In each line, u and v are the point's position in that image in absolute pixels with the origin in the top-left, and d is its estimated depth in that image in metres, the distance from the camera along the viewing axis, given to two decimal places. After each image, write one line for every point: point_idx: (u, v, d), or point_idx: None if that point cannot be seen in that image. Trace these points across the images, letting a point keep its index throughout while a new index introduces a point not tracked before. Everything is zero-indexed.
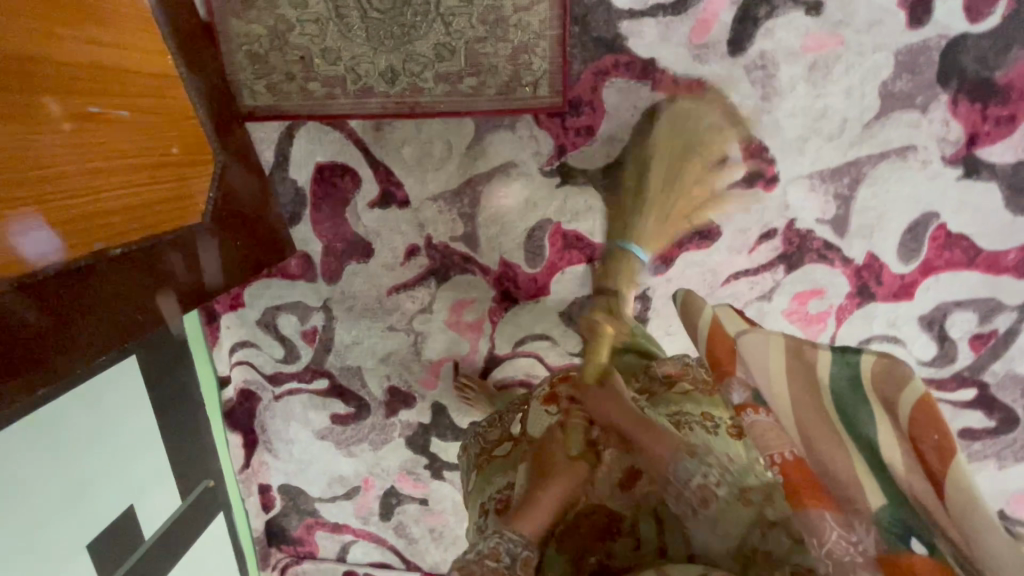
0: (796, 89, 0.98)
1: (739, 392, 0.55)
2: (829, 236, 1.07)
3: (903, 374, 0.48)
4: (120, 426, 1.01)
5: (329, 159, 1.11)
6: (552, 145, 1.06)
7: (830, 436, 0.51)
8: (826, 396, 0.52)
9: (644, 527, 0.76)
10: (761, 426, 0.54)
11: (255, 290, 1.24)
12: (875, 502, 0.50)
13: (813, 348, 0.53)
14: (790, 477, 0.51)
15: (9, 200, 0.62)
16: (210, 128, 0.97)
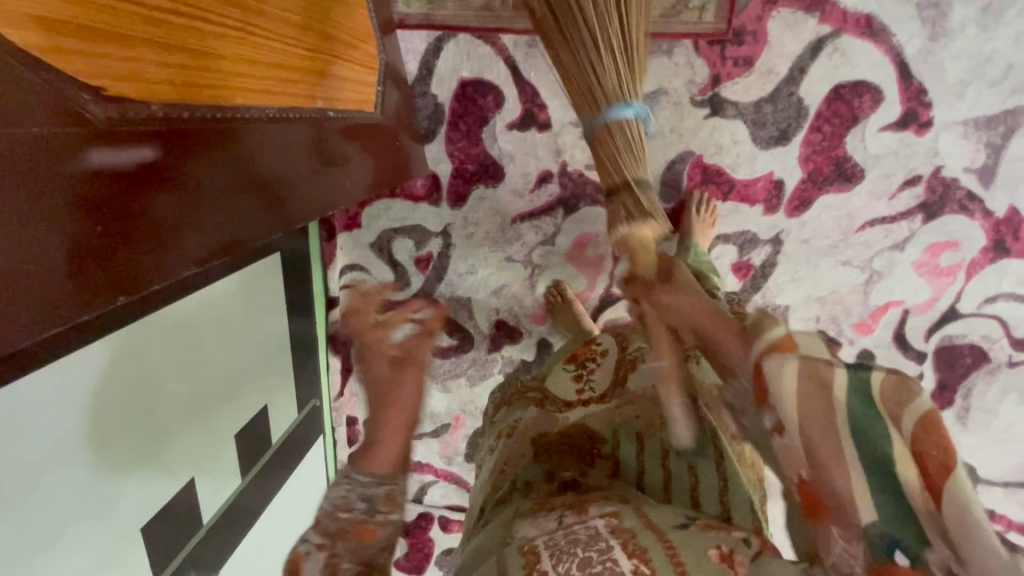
0: (966, 31, 0.98)
1: (772, 416, 0.55)
2: (974, 186, 1.07)
3: (908, 394, 0.47)
4: (259, 325, 1.01)
5: (475, 75, 1.09)
6: (708, 74, 1.05)
7: (835, 451, 0.50)
8: (841, 416, 0.50)
9: (624, 450, 0.85)
10: (787, 448, 0.54)
11: (375, 210, 1.23)
12: (868, 518, 0.50)
13: (828, 368, 0.50)
14: (805, 490, 0.55)
15: (250, 27, 0.55)
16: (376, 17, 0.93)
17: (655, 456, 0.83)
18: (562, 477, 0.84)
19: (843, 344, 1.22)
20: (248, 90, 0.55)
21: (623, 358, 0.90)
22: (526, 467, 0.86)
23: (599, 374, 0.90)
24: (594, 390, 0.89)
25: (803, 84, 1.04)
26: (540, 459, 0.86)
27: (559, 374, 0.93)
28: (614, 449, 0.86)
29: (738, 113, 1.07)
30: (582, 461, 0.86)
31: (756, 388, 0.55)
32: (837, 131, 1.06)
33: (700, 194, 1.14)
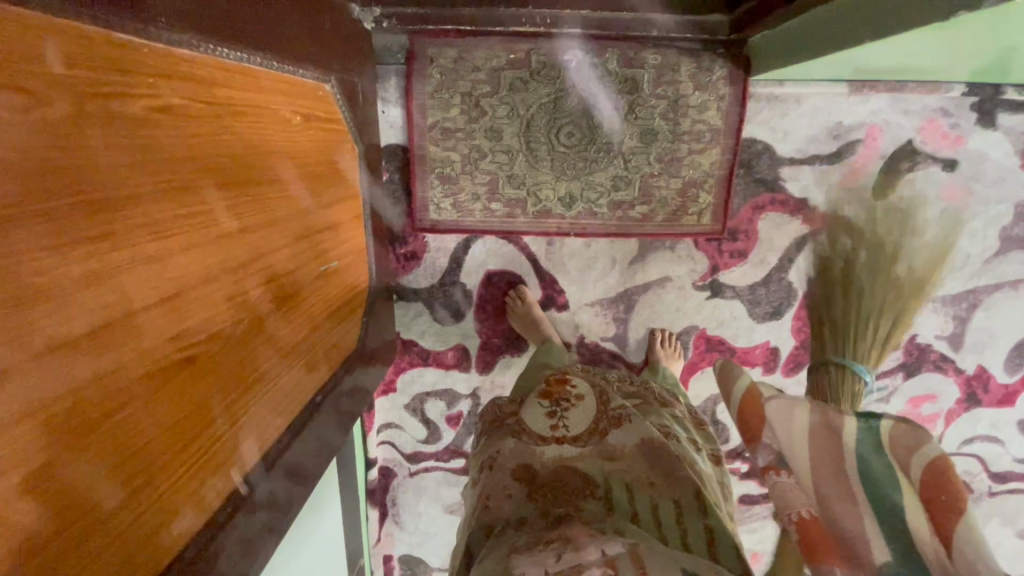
0: (928, 230, 1.13)
1: (764, 454, 0.61)
2: (946, 350, 1.22)
3: (922, 439, 0.52)
4: (324, 524, 1.12)
5: (500, 266, 1.23)
6: (707, 264, 1.19)
7: (845, 498, 0.54)
8: (847, 460, 0.55)
9: (614, 494, 0.84)
10: (783, 487, 0.58)
11: (408, 378, 1.33)
12: (880, 557, 0.51)
13: (838, 414, 0.57)
14: (808, 526, 0.55)
15: (186, 418, 0.56)
16: (373, 246, 1.13)
17: (647, 505, 0.83)
18: (555, 512, 0.81)
19: None
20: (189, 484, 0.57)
21: (604, 412, 0.92)
22: (516, 506, 0.84)
23: (574, 415, 0.92)
24: (568, 429, 0.91)
25: (791, 271, 1.19)
26: (534, 497, 0.84)
27: (533, 409, 0.94)
28: (607, 490, 0.84)
29: (736, 294, 1.21)
30: (578, 496, 0.83)
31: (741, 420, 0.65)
32: None
33: (706, 359, 1.25)
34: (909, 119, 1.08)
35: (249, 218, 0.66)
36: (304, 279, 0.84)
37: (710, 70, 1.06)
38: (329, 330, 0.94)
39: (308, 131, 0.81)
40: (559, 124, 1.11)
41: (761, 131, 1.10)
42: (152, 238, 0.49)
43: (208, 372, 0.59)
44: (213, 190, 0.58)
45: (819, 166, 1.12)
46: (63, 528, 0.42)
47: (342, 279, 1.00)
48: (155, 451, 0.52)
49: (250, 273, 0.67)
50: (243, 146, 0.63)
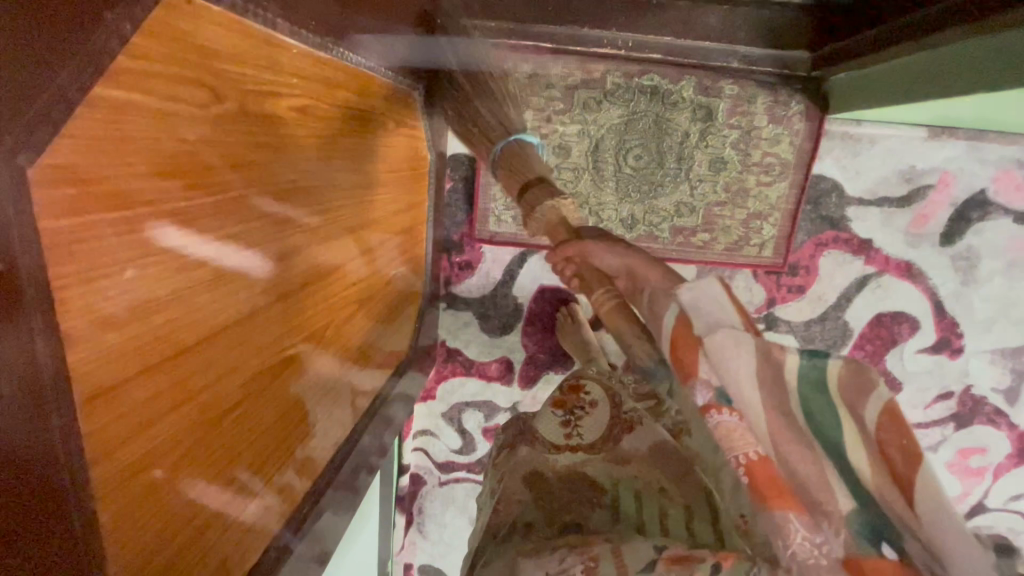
0: (993, 280, 1.12)
1: (703, 392, 0.49)
2: (1001, 403, 1.19)
3: (868, 382, 0.46)
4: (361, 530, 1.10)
5: (554, 282, 1.23)
6: (764, 297, 1.18)
7: (796, 441, 0.46)
8: (794, 401, 0.47)
9: (624, 502, 0.73)
10: (728, 428, 0.47)
11: (448, 386, 1.32)
12: (846, 506, 0.46)
13: (781, 351, 0.47)
14: (768, 481, 0.45)
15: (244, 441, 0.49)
16: (430, 251, 1.13)
17: (655, 513, 0.70)
18: (564, 521, 0.72)
19: None
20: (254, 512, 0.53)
21: (617, 415, 0.81)
22: (525, 509, 0.75)
23: (589, 422, 0.81)
24: (583, 437, 0.80)
25: (849, 310, 1.16)
26: (543, 504, 0.74)
27: (546, 413, 0.83)
28: (615, 498, 0.74)
29: (790, 329, 1.19)
30: (582, 505, 0.74)
31: (673, 359, 0.50)
32: (878, 350, 1.17)
33: None
34: (984, 169, 1.07)
35: (342, 217, 0.65)
36: (375, 283, 0.83)
37: (787, 104, 1.06)
38: (386, 335, 0.94)
39: (396, 137, 0.81)
40: (628, 146, 1.11)
41: (832, 169, 1.10)
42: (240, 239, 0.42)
43: (293, 380, 0.57)
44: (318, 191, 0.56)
45: (888, 209, 1.10)
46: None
47: (403, 284, 0.99)
48: (224, 484, 0.46)
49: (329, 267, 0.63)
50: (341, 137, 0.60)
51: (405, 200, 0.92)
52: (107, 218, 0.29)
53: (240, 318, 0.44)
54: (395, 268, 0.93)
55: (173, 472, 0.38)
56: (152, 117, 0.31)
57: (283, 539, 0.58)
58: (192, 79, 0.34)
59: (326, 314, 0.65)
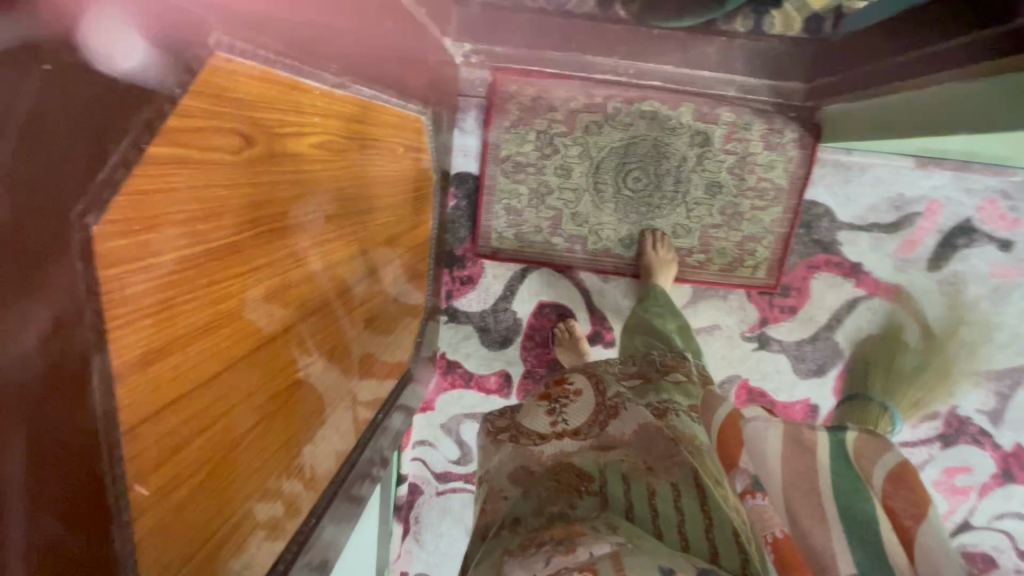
0: (978, 305, 1.15)
1: (742, 478, 0.54)
2: (986, 424, 1.23)
3: (883, 447, 0.49)
4: (360, 540, 1.11)
5: (553, 298, 1.26)
6: (757, 316, 1.21)
7: (818, 515, 0.47)
8: (822, 477, 0.49)
9: (612, 488, 0.74)
10: (759, 510, 0.51)
11: (448, 398, 1.35)
12: (849, 573, 0.44)
13: (809, 431, 0.51)
14: (783, 548, 0.48)
15: (268, 411, 0.52)
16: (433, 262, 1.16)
17: (644, 496, 0.72)
18: (551, 510, 0.73)
19: None
20: (273, 477, 0.56)
21: (603, 403, 0.84)
22: (512, 505, 0.77)
23: (573, 409, 0.84)
24: (567, 423, 0.83)
25: (838, 331, 1.20)
26: (531, 496, 0.76)
27: (531, 409, 0.87)
28: (603, 485, 0.74)
29: (782, 348, 1.22)
30: (571, 495, 0.74)
31: (721, 452, 0.58)
32: None
33: None
34: (969, 198, 1.11)
35: (349, 240, 0.68)
36: (378, 298, 0.85)
37: (781, 131, 1.10)
38: (388, 348, 0.96)
39: (404, 163, 0.84)
40: (628, 169, 1.15)
41: (824, 195, 1.14)
42: (262, 245, 0.45)
43: (309, 394, 0.61)
44: (330, 217, 0.59)
45: (877, 234, 1.14)
46: (185, 517, 0.41)
47: (405, 299, 1.01)
48: (251, 446, 0.49)
49: (338, 287, 0.66)
50: (350, 165, 0.62)
51: (412, 214, 0.95)
52: (160, 218, 0.32)
53: (263, 339, 0.48)
54: (399, 284, 0.95)
55: (203, 421, 0.40)
56: (195, 165, 0.35)
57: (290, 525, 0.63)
58: (227, 130, 0.38)
59: (337, 332, 0.68)
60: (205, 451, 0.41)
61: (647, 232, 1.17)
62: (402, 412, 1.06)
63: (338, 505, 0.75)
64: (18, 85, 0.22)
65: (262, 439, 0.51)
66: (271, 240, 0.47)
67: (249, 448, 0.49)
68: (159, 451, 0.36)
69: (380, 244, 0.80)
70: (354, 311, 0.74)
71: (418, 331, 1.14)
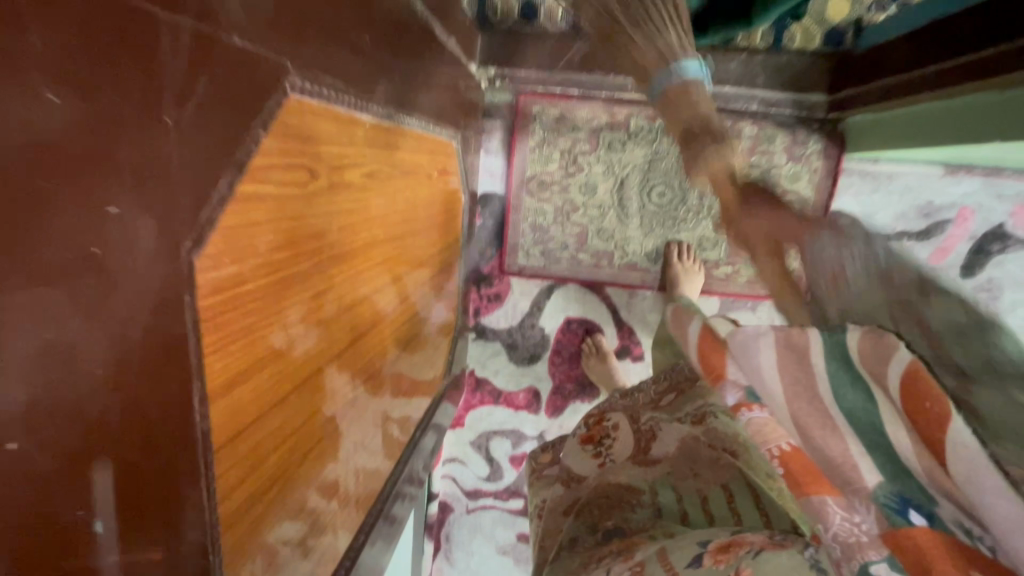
0: (1017, 312, 1.13)
1: (734, 393, 0.59)
2: None
3: (888, 346, 0.43)
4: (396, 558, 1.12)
5: (579, 314, 1.27)
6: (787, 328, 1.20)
7: (829, 425, 0.48)
8: (821, 381, 0.48)
9: (663, 497, 0.76)
10: (757, 422, 0.55)
11: (477, 414, 1.36)
12: (874, 479, 0.46)
13: (802, 334, 0.50)
14: (791, 460, 0.52)
15: (322, 433, 0.53)
16: (461, 276, 1.19)
17: (696, 501, 0.74)
18: (607, 527, 0.75)
19: None
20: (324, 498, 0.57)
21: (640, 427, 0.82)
22: (566, 525, 0.78)
23: (619, 445, 0.81)
24: (614, 458, 0.80)
25: None
26: (584, 514, 0.77)
27: (571, 449, 0.84)
28: (654, 496, 0.76)
29: None
30: (624, 507, 0.76)
31: (706, 364, 0.64)
32: None
33: None
34: (1001, 203, 1.09)
35: (391, 263, 0.70)
36: (410, 319, 0.87)
37: (805, 143, 1.11)
38: (420, 365, 0.97)
39: (438, 187, 0.88)
40: (652, 184, 1.16)
41: (850, 204, 1.13)
42: (325, 273, 0.48)
43: (351, 415, 0.62)
44: (375, 244, 0.62)
45: (907, 242, 1.14)
46: (259, 533, 0.42)
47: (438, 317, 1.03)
48: (309, 467, 0.51)
49: (379, 310, 0.68)
50: (393, 191, 0.65)
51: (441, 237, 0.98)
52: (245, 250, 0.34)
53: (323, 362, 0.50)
54: (432, 302, 0.97)
55: (275, 440, 0.42)
56: (272, 201, 0.37)
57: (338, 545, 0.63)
58: (298, 167, 0.40)
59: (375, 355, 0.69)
60: (276, 468, 0.43)
61: (672, 244, 1.18)
62: (435, 430, 1.07)
63: (373, 525, 0.75)
64: (145, 132, 0.26)
65: (319, 460, 0.53)
66: (331, 268, 0.49)
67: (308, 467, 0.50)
68: (243, 466, 0.37)
69: (415, 264, 0.82)
70: (391, 331, 0.76)
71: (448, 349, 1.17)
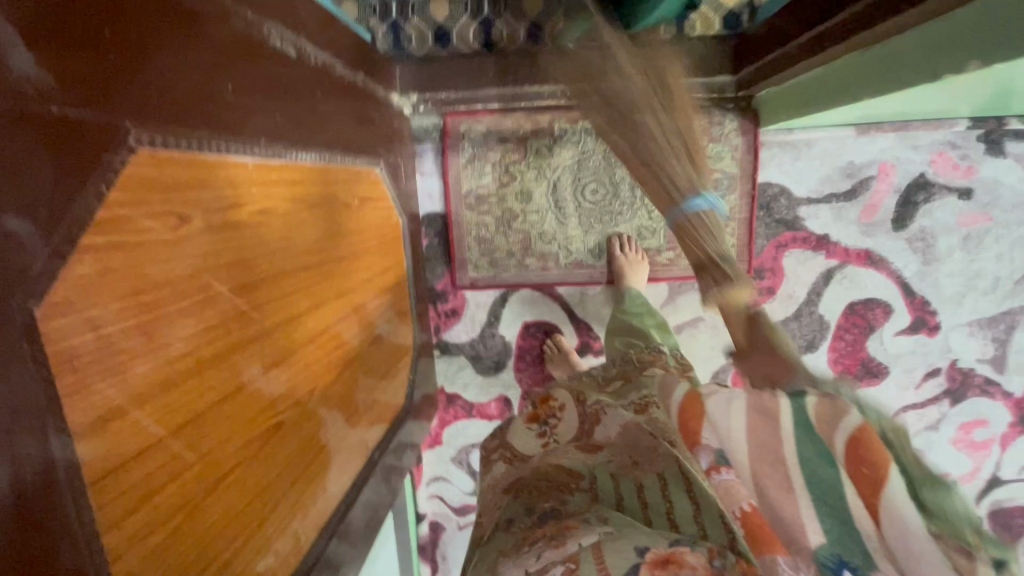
0: (953, 256, 1.16)
1: (706, 455, 0.54)
2: (990, 373, 1.22)
3: (841, 413, 0.46)
4: None
5: (536, 317, 1.29)
6: None
7: (784, 486, 0.49)
8: (785, 448, 0.49)
9: (601, 484, 0.77)
10: (726, 485, 0.51)
11: (454, 430, 1.37)
12: (817, 540, 0.48)
13: (772, 398, 0.50)
14: (752, 520, 0.49)
15: (247, 455, 0.56)
16: (414, 302, 1.19)
17: (632, 489, 0.75)
18: (542, 508, 0.74)
19: None
20: (267, 518, 0.59)
21: (583, 411, 0.87)
22: (506, 509, 0.79)
23: (563, 427, 0.87)
24: (556, 438, 0.86)
25: (821, 304, 1.21)
26: (522, 497, 0.78)
27: (521, 431, 0.90)
28: (592, 482, 0.77)
29: None
30: (563, 491, 0.77)
31: (681, 424, 0.58)
32: (858, 338, 1.22)
33: None
34: (918, 154, 1.13)
35: (319, 289, 0.73)
36: (365, 342, 0.90)
37: (721, 123, 1.14)
38: (385, 390, 1.00)
39: (366, 215, 0.92)
40: (584, 183, 1.20)
41: (776, 175, 1.17)
42: (215, 303, 0.50)
43: (294, 436, 0.66)
44: (287, 273, 0.65)
45: (836, 204, 1.17)
46: (170, 555, 0.44)
47: (393, 339, 1.05)
48: (232, 488, 0.53)
49: (312, 334, 0.71)
50: (300, 220, 0.69)
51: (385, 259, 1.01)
52: (96, 287, 0.37)
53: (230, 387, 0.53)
54: (382, 325, 1.00)
55: (172, 464, 0.44)
56: (128, 244, 0.40)
57: (300, 564, 0.65)
58: (159, 208, 0.43)
59: (317, 377, 0.72)
60: (181, 491, 0.45)
61: (612, 238, 1.21)
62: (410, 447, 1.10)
63: (348, 545, 0.77)
64: None
65: (245, 480, 0.55)
66: (224, 298, 0.52)
67: (231, 488, 0.53)
68: (130, 491, 0.40)
69: (355, 287, 0.85)
70: (338, 352, 0.79)
71: (408, 372, 1.14)
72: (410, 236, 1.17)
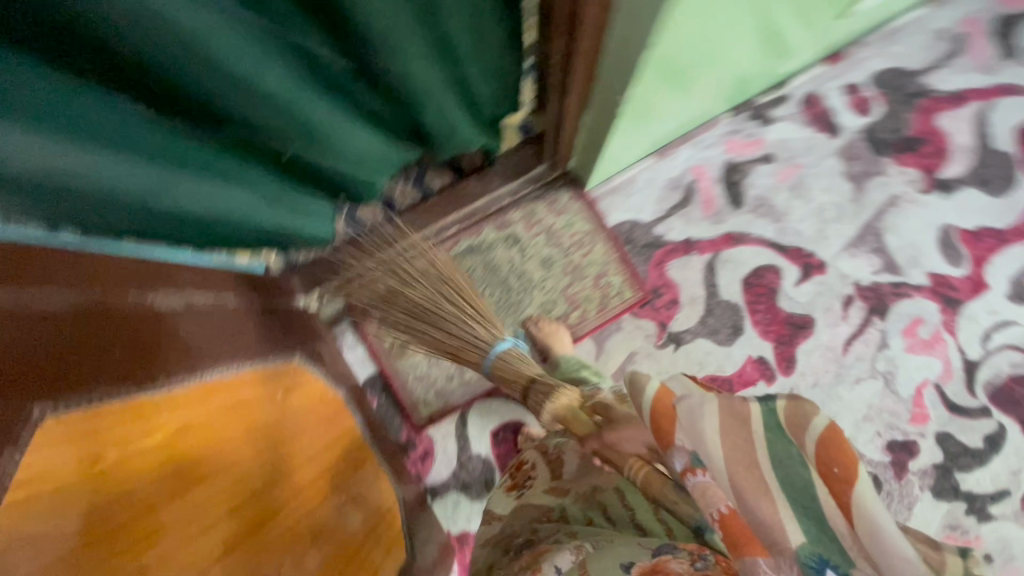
0: (793, 206, 1.34)
1: (679, 457, 0.57)
2: (892, 278, 1.32)
3: (808, 415, 0.50)
4: None
5: (499, 421, 1.36)
6: (655, 324, 1.34)
7: (761, 489, 0.52)
8: (759, 451, 0.53)
9: (570, 505, 0.85)
10: (703, 488, 0.55)
11: None
12: (799, 540, 0.51)
13: (745, 403, 0.53)
14: (732, 522, 0.53)
15: None
16: (384, 460, 1.24)
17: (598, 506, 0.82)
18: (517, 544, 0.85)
19: (917, 441, 1.30)
20: None
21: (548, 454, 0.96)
22: (484, 557, 0.89)
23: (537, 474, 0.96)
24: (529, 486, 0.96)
25: (721, 292, 1.34)
26: (499, 542, 0.88)
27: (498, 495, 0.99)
28: (562, 510, 0.86)
29: (694, 334, 1.34)
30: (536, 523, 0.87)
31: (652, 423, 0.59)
32: (769, 304, 1.33)
33: None
34: (714, 149, 1.37)
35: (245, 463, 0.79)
36: (319, 499, 0.93)
37: (557, 198, 1.37)
38: (371, 540, 1.01)
39: (287, 388, 1.02)
40: (480, 291, 1.37)
41: (622, 214, 1.37)
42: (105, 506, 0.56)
43: None
44: (201, 459, 0.71)
45: (681, 212, 1.36)
46: None
47: (372, 498, 1.09)
48: None
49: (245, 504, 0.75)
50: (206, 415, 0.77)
51: (324, 423, 1.08)
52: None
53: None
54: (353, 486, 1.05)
55: None
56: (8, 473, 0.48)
57: None
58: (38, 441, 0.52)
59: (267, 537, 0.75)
60: None
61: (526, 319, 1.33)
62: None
63: None
64: None
65: None
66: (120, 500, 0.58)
67: None
68: None
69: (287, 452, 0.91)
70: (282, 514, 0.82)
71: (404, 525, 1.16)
72: (354, 401, 1.27)
